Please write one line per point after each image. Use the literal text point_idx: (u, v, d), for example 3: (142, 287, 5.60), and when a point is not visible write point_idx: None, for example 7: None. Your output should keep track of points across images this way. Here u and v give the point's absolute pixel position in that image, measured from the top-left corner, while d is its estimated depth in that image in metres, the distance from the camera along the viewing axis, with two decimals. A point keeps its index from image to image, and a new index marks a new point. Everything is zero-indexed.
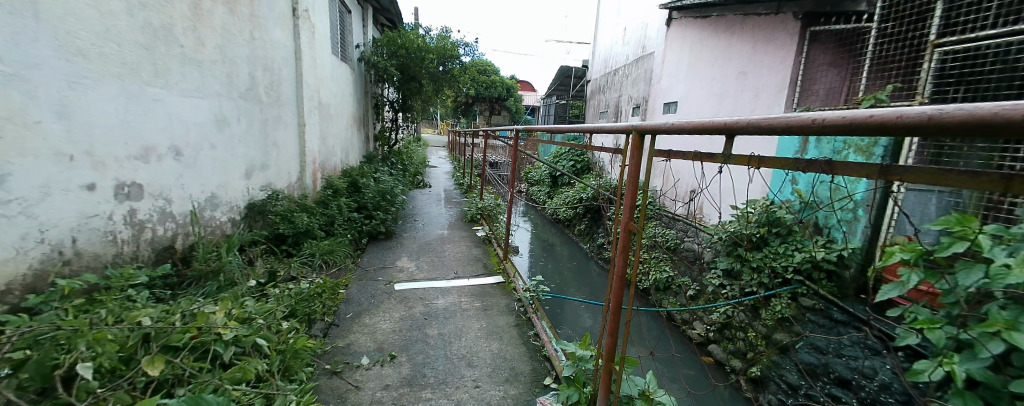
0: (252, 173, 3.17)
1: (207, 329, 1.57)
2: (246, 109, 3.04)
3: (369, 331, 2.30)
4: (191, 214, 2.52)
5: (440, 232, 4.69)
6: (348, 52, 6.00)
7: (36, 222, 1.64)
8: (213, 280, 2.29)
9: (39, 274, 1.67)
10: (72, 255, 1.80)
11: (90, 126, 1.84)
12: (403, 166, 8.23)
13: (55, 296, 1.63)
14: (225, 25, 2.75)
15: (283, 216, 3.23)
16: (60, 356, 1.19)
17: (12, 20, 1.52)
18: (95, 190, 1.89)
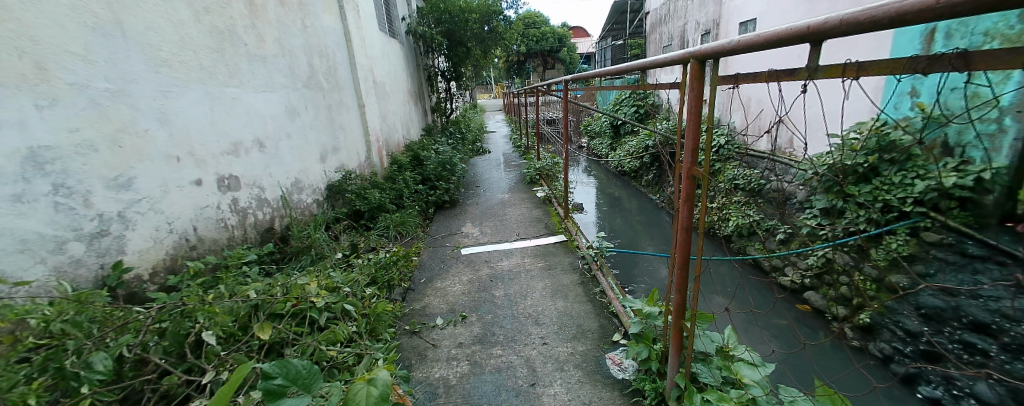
0: (326, 157, 3.44)
1: (303, 298, 1.77)
2: (311, 97, 3.24)
3: (441, 294, 2.44)
4: (282, 199, 2.83)
5: (501, 196, 4.75)
6: (395, 26, 6.05)
7: (163, 216, 1.93)
8: (308, 256, 2.57)
9: (173, 258, 1.99)
10: (194, 241, 2.11)
11: (186, 128, 2.09)
12: (462, 134, 8.35)
13: (189, 275, 1.92)
14: (279, 18, 2.90)
15: (357, 194, 3.49)
16: (190, 326, 1.41)
17: (108, 41, 1.72)
18: (202, 184, 2.17)
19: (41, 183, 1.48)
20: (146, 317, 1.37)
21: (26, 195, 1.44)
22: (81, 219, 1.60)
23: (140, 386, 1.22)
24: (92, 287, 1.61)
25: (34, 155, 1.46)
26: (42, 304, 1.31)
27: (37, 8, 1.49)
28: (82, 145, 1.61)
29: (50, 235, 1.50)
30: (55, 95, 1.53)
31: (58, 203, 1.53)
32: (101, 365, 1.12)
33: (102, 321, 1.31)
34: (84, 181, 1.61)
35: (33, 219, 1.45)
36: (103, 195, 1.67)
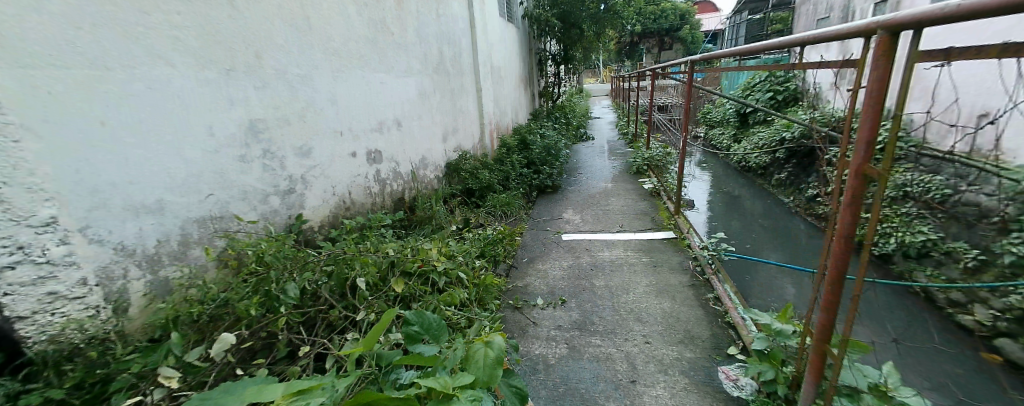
0: (447, 137, 3.76)
1: (427, 261, 2.00)
2: (438, 81, 3.55)
3: (542, 275, 2.52)
4: (411, 173, 3.20)
5: (604, 185, 4.63)
6: (513, 10, 6.21)
7: (329, 180, 2.35)
8: (429, 225, 2.89)
9: (334, 216, 2.42)
10: (348, 204, 2.54)
11: (347, 108, 2.48)
12: (566, 119, 8.29)
13: (344, 231, 2.33)
14: (418, 8, 3.20)
15: (470, 173, 3.76)
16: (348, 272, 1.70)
17: (299, 33, 2.09)
18: (356, 156, 2.58)
19: (255, 148, 1.86)
20: (316, 259, 1.68)
21: (247, 157, 1.82)
22: (277, 178, 1.99)
23: (313, 315, 1.52)
24: (283, 232, 2.01)
25: (253, 127, 1.84)
26: (255, 240, 1.69)
27: (261, 8, 1.86)
28: (281, 119, 2.01)
29: (259, 189, 1.89)
30: (265, 78, 1.90)
31: (266, 165, 1.92)
32: (290, 295, 1.40)
33: (291, 259, 1.64)
34: (281, 149, 2.00)
35: (250, 176, 1.83)
36: (293, 160, 2.09)
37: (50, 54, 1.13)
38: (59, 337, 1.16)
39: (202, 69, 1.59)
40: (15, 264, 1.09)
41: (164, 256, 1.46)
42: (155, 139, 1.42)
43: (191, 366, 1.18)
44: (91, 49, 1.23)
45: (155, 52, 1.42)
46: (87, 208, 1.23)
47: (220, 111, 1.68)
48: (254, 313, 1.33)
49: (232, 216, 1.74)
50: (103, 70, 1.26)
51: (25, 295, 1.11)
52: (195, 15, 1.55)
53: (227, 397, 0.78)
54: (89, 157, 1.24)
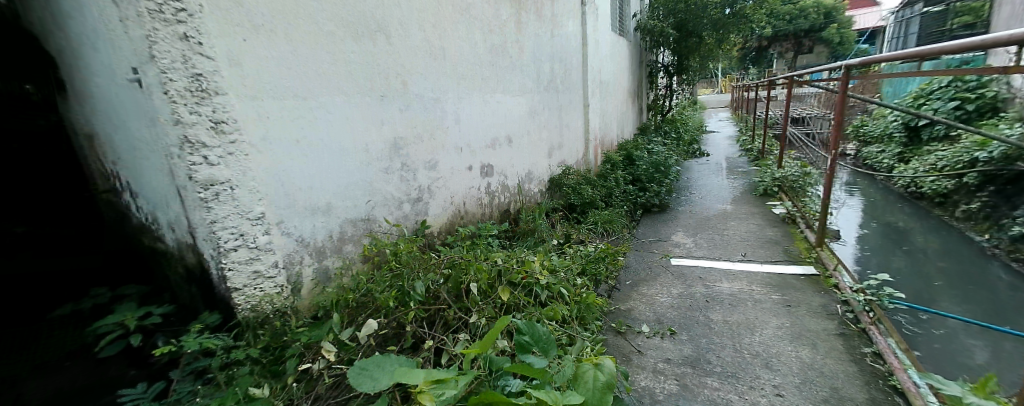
0: (552, 152, 3.84)
1: (531, 274, 2.05)
2: (549, 98, 3.67)
3: (648, 301, 2.37)
4: (518, 186, 3.34)
5: (721, 207, 4.17)
6: (625, 23, 6.11)
7: (449, 191, 2.59)
8: (532, 238, 2.97)
9: (450, 223, 2.66)
10: (462, 213, 2.76)
11: (468, 125, 2.72)
12: (677, 133, 7.75)
13: (458, 238, 2.54)
14: (535, 30, 3.37)
15: (572, 188, 3.76)
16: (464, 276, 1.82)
17: (437, 62, 2.36)
18: (471, 170, 2.80)
19: (395, 161, 2.15)
20: (436, 262, 1.87)
21: (389, 169, 2.12)
22: (409, 188, 2.27)
23: (438, 311, 1.67)
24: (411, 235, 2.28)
25: (395, 144, 2.14)
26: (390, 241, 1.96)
27: (408, 43, 2.15)
28: (416, 137, 2.28)
29: (395, 197, 2.17)
30: (407, 101, 2.19)
31: (402, 176, 2.21)
32: (418, 292, 1.57)
33: (417, 260, 1.85)
34: (414, 162, 2.29)
35: (390, 185, 2.13)
36: (423, 172, 2.36)
37: (270, 89, 1.50)
38: (256, 308, 1.54)
39: (363, 96, 1.91)
40: (237, 248, 1.47)
41: (325, 248, 1.80)
42: (328, 153, 1.75)
43: (345, 344, 1.40)
44: (295, 84, 1.59)
45: (334, 84, 1.76)
46: (281, 207, 1.59)
47: (373, 131, 1.99)
48: (391, 305, 1.52)
49: (374, 219, 2.05)
50: (300, 100, 1.61)
51: (241, 271, 1.49)
52: (361, 52, 1.88)
53: (383, 371, 1.00)
54: (286, 168, 1.59)
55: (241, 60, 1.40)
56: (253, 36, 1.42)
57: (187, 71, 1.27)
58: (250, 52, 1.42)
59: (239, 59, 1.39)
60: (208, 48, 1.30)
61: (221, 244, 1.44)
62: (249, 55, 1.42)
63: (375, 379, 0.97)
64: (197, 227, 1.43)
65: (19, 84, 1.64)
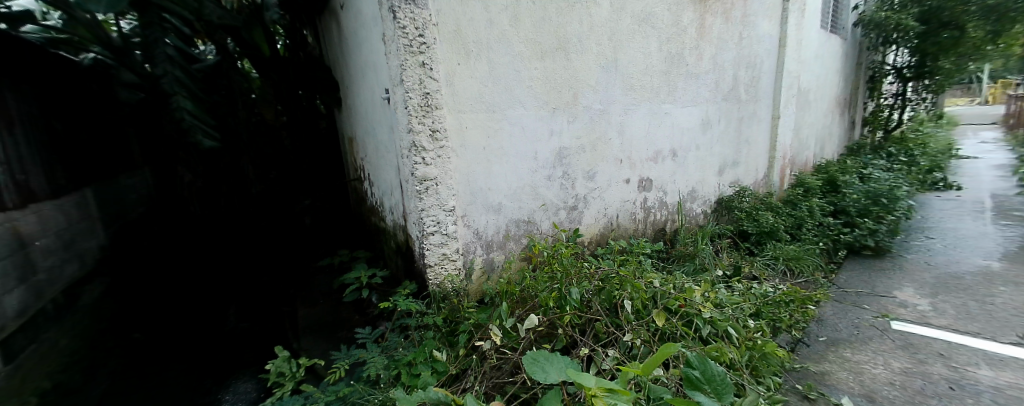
0: (724, 170, 3.40)
1: (690, 303, 1.81)
2: (727, 109, 3.26)
3: (852, 369, 1.85)
4: (677, 204, 3.09)
5: (987, 262, 2.95)
6: (841, 17, 4.95)
7: (604, 202, 2.57)
8: (690, 262, 2.68)
9: (602, 234, 2.64)
10: (615, 226, 2.70)
11: (632, 137, 2.62)
12: (910, 155, 5.86)
13: (609, 250, 2.50)
14: (720, 33, 3.03)
15: (746, 213, 3.23)
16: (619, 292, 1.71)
17: (609, 75, 2.36)
18: (629, 183, 2.71)
19: (558, 170, 2.25)
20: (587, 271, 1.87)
21: (552, 176, 2.23)
22: (567, 196, 2.35)
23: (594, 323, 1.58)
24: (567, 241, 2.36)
25: (559, 154, 2.23)
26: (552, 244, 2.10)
27: (583, 57, 2.21)
28: (579, 147, 2.33)
29: (553, 204, 2.28)
30: (576, 113, 2.25)
31: (562, 184, 2.31)
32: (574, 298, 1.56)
33: (569, 268, 1.86)
34: (574, 170, 2.35)
35: (552, 192, 2.25)
36: (581, 182, 2.40)
37: (472, 104, 1.81)
38: (441, 285, 1.86)
39: (539, 109, 2.08)
40: (435, 233, 1.80)
41: (494, 242, 2.05)
42: (506, 160, 1.98)
43: (508, 332, 1.49)
44: (489, 99, 1.86)
45: (518, 98, 1.96)
46: (466, 203, 1.90)
47: (544, 141, 2.14)
48: (551, 305, 1.55)
49: (534, 222, 2.22)
50: (491, 113, 1.88)
51: (435, 251, 1.83)
52: (543, 70, 2.04)
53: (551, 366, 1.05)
54: (474, 170, 1.90)
55: (454, 81, 1.73)
56: (465, 61, 1.75)
57: (421, 91, 1.64)
58: (461, 74, 1.75)
59: (452, 81, 1.73)
60: (436, 73, 1.66)
61: (425, 228, 1.78)
62: (460, 76, 1.74)
63: (545, 370, 1.03)
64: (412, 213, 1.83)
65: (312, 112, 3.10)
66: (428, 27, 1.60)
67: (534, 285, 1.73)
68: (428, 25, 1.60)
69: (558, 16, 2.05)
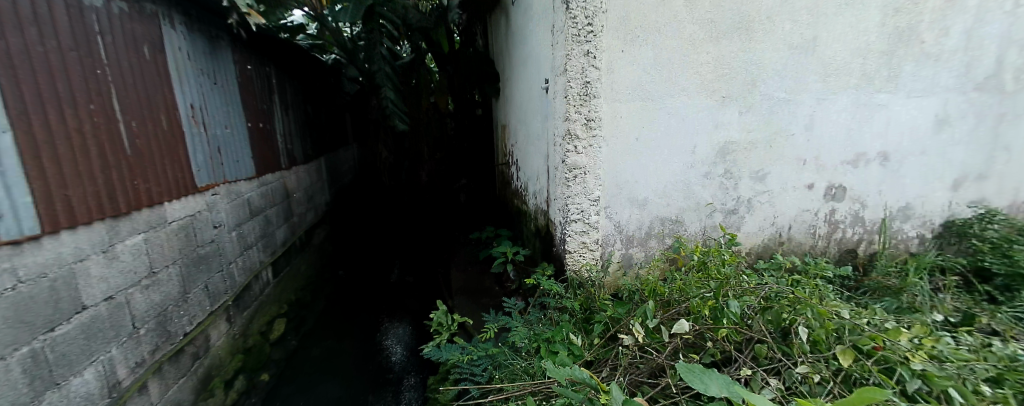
0: (966, 182, 2.03)
1: (893, 347, 1.16)
2: (985, 100, 1.94)
3: None
4: (882, 223, 2.06)
5: None
6: None
7: (773, 209, 1.98)
8: (891, 298, 1.70)
9: (766, 247, 2.04)
10: (787, 239, 2.03)
11: (823, 134, 1.92)
12: None
13: (775, 266, 1.93)
14: None
15: (996, 243, 1.78)
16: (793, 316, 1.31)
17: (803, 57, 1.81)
18: (813, 188, 1.98)
19: (719, 167, 1.88)
20: (745, 283, 1.52)
21: (711, 174, 1.88)
22: (725, 197, 1.93)
23: (755, 343, 1.27)
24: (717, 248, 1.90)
25: (723, 149, 1.86)
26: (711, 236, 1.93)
27: (766, 35, 1.77)
28: (751, 143, 1.88)
29: (707, 205, 1.92)
30: (751, 103, 1.83)
31: (721, 184, 1.91)
32: (733, 310, 1.29)
33: (718, 277, 1.54)
34: (740, 170, 1.91)
35: (707, 191, 1.90)
36: (747, 184, 1.93)
37: (630, 93, 1.73)
38: (578, 271, 1.89)
39: (705, 97, 1.79)
40: (577, 221, 1.84)
41: (634, 237, 1.93)
42: (660, 153, 1.81)
43: (652, 333, 1.38)
44: (649, 87, 1.73)
45: (681, 85, 1.75)
46: (611, 194, 1.85)
47: (706, 134, 1.83)
48: (705, 314, 1.34)
49: (683, 223, 1.94)
50: (649, 101, 1.75)
51: (575, 238, 1.86)
52: (717, 53, 1.75)
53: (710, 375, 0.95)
54: (623, 162, 1.81)
55: (615, 70, 1.69)
56: (629, 48, 1.68)
57: (582, 80, 1.66)
58: (624, 61, 1.69)
59: (613, 69, 1.69)
60: (598, 61, 1.65)
61: (569, 215, 1.83)
62: (622, 64, 1.69)
63: (706, 384, 0.91)
64: (558, 198, 1.90)
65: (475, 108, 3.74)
66: (598, 15, 1.61)
67: (681, 289, 1.54)
68: (597, 13, 1.61)
69: None
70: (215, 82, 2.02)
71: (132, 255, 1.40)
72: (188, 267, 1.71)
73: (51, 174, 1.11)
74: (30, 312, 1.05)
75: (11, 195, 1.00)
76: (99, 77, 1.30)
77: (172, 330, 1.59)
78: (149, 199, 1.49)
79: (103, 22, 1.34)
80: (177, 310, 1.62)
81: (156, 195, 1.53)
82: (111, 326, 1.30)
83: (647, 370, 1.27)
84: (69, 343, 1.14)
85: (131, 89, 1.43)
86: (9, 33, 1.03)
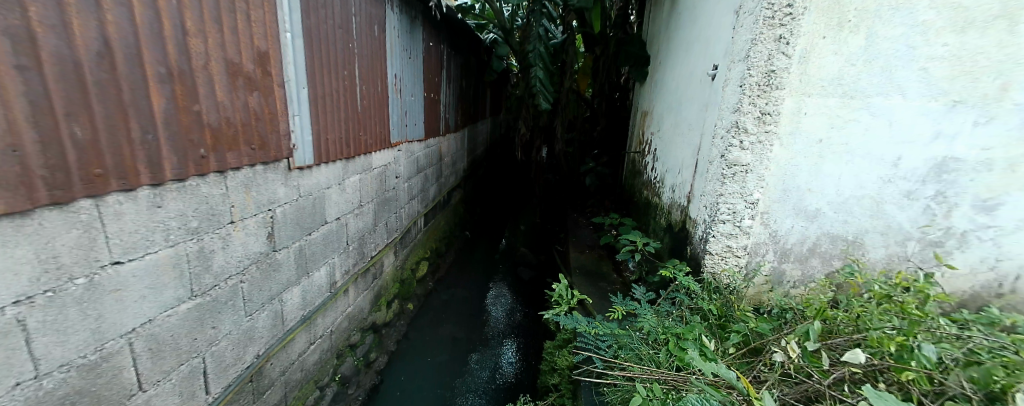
0: None
1: None
2: None
3: None
4: None
5: None
6: None
7: (998, 250, 1.45)
8: None
9: (975, 296, 1.53)
10: (1008, 291, 1.48)
11: None
12: None
13: (989, 321, 1.38)
14: None
15: None
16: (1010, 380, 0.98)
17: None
18: None
19: (929, 187, 1.49)
20: (947, 326, 1.24)
21: (914, 194, 1.51)
22: (931, 224, 1.51)
23: (947, 400, 1.03)
24: (908, 280, 1.52)
25: (942, 164, 1.46)
26: (904, 269, 1.58)
27: None
28: (981, 163, 1.42)
29: (905, 229, 1.55)
30: (996, 113, 1.37)
31: (927, 207, 1.50)
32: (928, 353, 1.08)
33: (907, 313, 1.29)
34: (960, 194, 1.45)
35: (904, 214, 1.54)
36: (966, 212, 1.46)
37: (823, 86, 1.52)
38: (716, 274, 1.81)
39: (927, 101, 1.43)
40: (726, 221, 1.74)
41: (792, 252, 1.72)
42: (849, 160, 1.56)
43: (810, 356, 1.25)
44: (850, 83, 1.50)
45: (896, 84, 1.45)
46: (774, 200, 1.68)
47: (919, 144, 1.47)
48: (889, 349, 1.17)
49: (862, 245, 1.63)
50: (847, 99, 1.51)
51: (721, 240, 1.76)
52: (962, 46, 1.36)
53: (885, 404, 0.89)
54: (797, 164, 1.62)
55: (810, 58, 1.51)
56: (834, 34, 1.48)
57: (765, 68, 1.54)
58: (823, 50, 1.49)
59: (808, 57, 1.51)
60: (792, 48, 1.50)
61: (718, 214, 1.74)
62: (821, 53, 1.50)
63: None
64: (707, 195, 1.82)
65: (615, 94, 3.72)
66: None
67: (855, 319, 1.35)
68: None
69: None
70: (410, 57, 2.42)
71: (352, 190, 1.85)
72: (378, 205, 2.14)
73: (323, 123, 1.56)
74: (301, 219, 1.48)
75: (303, 134, 1.43)
76: (350, 49, 1.71)
77: (365, 252, 2.05)
78: (366, 147, 1.95)
79: (357, 6, 1.74)
80: (370, 238, 2.07)
81: (369, 145, 1.98)
82: (337, 240, 1.74)
83: (797, 392, 1.18)
84: (315, 245, 1.58)
85: (365, 60, 1.85)
86: (313, 15, 1.43)
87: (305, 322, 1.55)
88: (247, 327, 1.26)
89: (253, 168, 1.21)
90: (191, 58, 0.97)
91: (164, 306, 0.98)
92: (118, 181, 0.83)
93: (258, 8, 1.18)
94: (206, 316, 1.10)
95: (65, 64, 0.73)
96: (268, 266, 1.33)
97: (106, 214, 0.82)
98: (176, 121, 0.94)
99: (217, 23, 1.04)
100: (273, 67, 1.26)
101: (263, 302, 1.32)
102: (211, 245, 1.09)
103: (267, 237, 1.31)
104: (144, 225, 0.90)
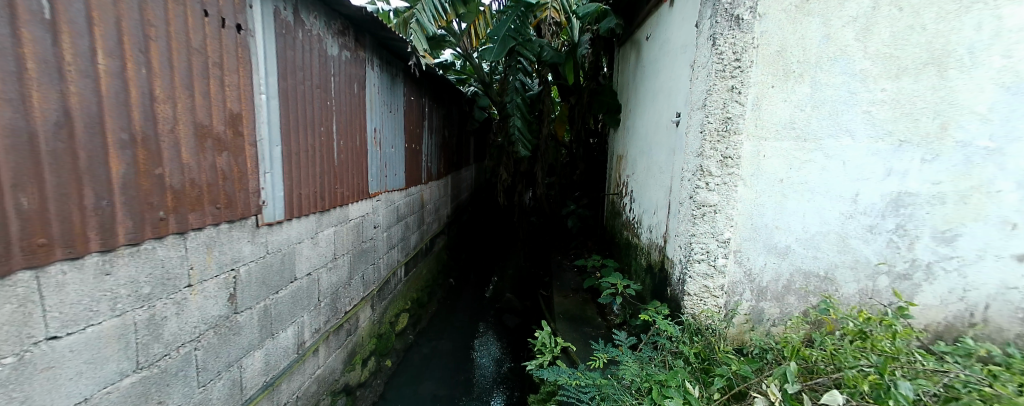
0: None
1: None
2: None
3: None
4: None
5: None
6: None
7: (963, 279, 1.48)
8: None
9: (950, 327, 1.53)
10: (981, 321, 1.48)
11: None
12: None
13: (965, 353, 1.38)
14: None
15: None
16: None
17: (1023, 99, 1.34)
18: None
19: (889, 221, 1.54)
20: (922, 361, 1.24)
21: (876, 228, 1.56)
22: (895, 257, 1.55)
23: None
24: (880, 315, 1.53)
25: (897, 200, 1.52)
26: (877, 304, 1.59)
27: (964, 74, 1.40)
28: (934, 197, 1.48)
29: (872, 263, 1.58)
30: (940, 150, 1.45)
31: (889, 241, 1.55)
32: (904, 392, 1.08)
33: (880, 349, 1.29)
34: (920, 227, 1.50)
35: (869, 248, 1.58)
36: (927, 244, 1.51)
37: (778, 130, 1.61)
38: (696, 316, 1.79)
39: (874, 141, 1.52)
40: (700, 261, 1.75)
41: (768, 289, 1.73)
42: (810, 197, 1.62)
43: (792, 400, 1.23)
44: (802, 126, 1.59)
45: (844, 127, 1.55)
46: (744, 238, 1.71)
47: (873, 181, 1.54)
48: (865, 389, 1.15)
49: (834, 281, 1.64)
50: (801, 141, 1.60)
51: (697, 280, 1.77)
52: (898, 91, 1.48)
53: None
54: (762, 204, 1.68)
55: (763, 105, 1.61)
56: (781, 83, 1.59)
57: (722, 116, 1.64)
58: (773, 98, 1.60)
59: (761, 104, 1.62)
60: (744, 97, 1.61)
61: (692, 254, 1.77)
62: (772, 101, 1.60)
63: None
64: (680, 235, 1.86)
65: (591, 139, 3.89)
66: (748, 51, 1.59)
67: (832, 357, 1.34)
68: (748, 49, 1.58)
69: (935, 20, 1.42)
70: (390, 110, 2.49)
71: (326, 242, 1.82)
72: (353, 258, 2.09)
73: (296, 177, 1.55)
74: (268, 277, 1.43)
75: (274, 190, 1.43)
76: (328, 106, 1.76)
77: (339, 307, 1.97)
78: (342, 199, 1.95)
79: (336, 66, 1.82)
80: (344, 292, 2.01)
81: (345, 196, 1.98)
82: (307, 297, 1.68)
83: None
84: (282, 304, 1.52)
85: (343, 114, 1.90)
86: (290, 77, 1.49)
87: (267, 389, 1.45)
88: (199, 399, 1.17)
89: (217, 227, 1.19)
90: (158, 123, 0.98)
91: (104, 382, 0.91)
92: (63, 250, 0.81)
93: (233, 73, 1.22)
94: (151, 390, 1.02)
95: (18, 136, 0.73)
96: (227, 330, 1.26)
97: (47, 286, 0.79)
98: (135, 185, 0.93)
99: (188, 89, 1.06)
100: (245, 127, 1.28)
101: (219, 370, 1.24)
102: (163, 311, 1.03)
103: (228, 298, 1.25)
104: (89, 295, 0.86)
